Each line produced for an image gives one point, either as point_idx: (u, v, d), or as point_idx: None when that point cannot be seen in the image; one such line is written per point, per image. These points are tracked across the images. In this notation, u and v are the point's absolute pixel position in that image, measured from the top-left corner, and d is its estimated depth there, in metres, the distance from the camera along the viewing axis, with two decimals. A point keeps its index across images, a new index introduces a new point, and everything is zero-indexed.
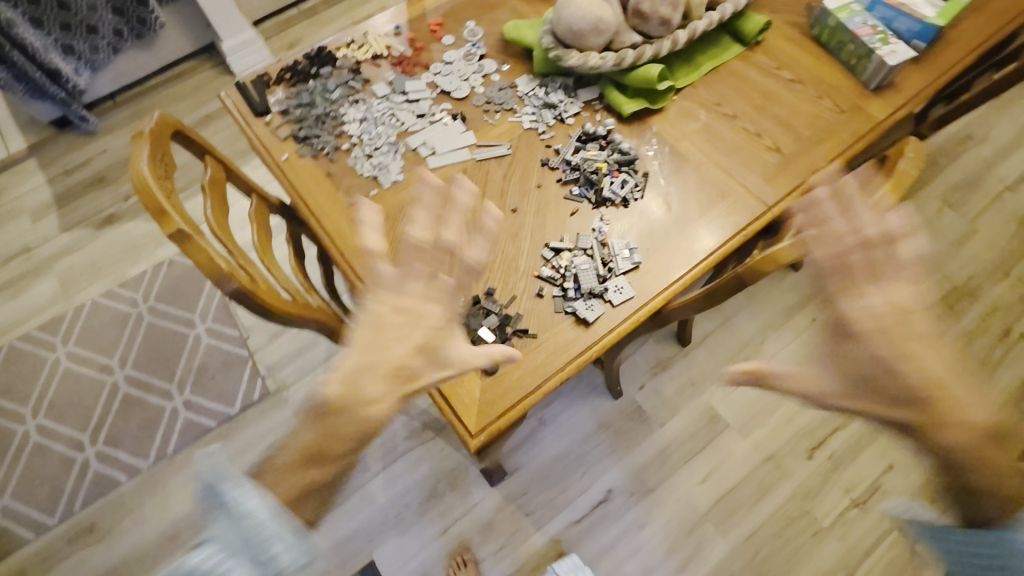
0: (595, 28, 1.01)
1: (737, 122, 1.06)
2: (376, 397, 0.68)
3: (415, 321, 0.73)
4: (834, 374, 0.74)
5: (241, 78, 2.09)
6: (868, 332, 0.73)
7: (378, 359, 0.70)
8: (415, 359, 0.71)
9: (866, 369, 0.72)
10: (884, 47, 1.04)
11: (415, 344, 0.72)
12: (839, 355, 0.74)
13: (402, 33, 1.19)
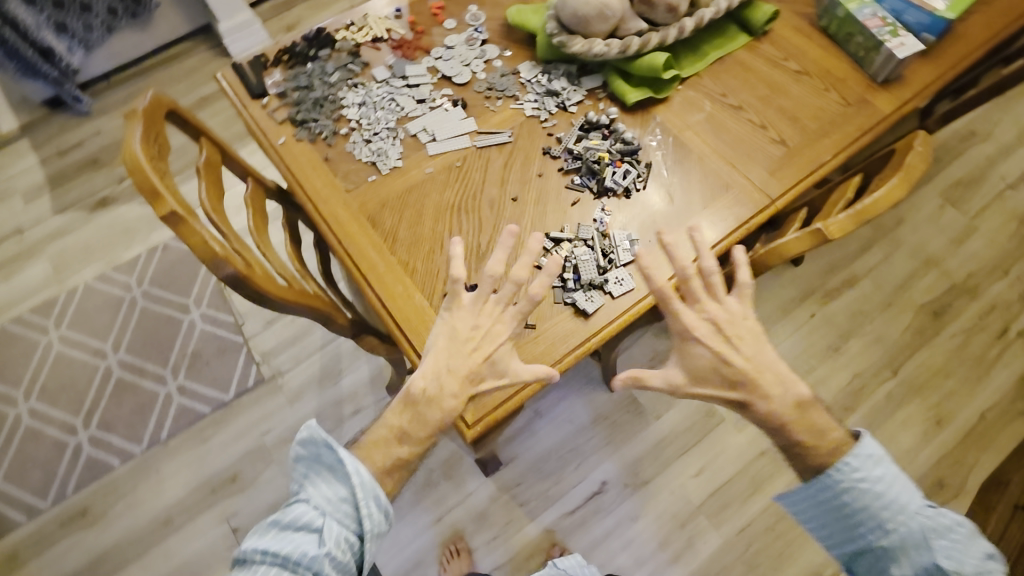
0: (600, 14, 0.99)
1: (742, 114, 1.05)
2: (448, 400, 0.77)
3: (486, 334, 0.80)
4: (696, 375, 0.81)
5: (238, 61, 2.05)
6: (737, 335, 0.81)
7: (451, 369, 0.78)
8: (482, 369, 0.79)
9: (717, 370, 0.80)
10: (894, 39, 1.02)
11: (485, 355, 0.79)
12: (702, 356, 0.81)
13: (402, 16, 1.17)
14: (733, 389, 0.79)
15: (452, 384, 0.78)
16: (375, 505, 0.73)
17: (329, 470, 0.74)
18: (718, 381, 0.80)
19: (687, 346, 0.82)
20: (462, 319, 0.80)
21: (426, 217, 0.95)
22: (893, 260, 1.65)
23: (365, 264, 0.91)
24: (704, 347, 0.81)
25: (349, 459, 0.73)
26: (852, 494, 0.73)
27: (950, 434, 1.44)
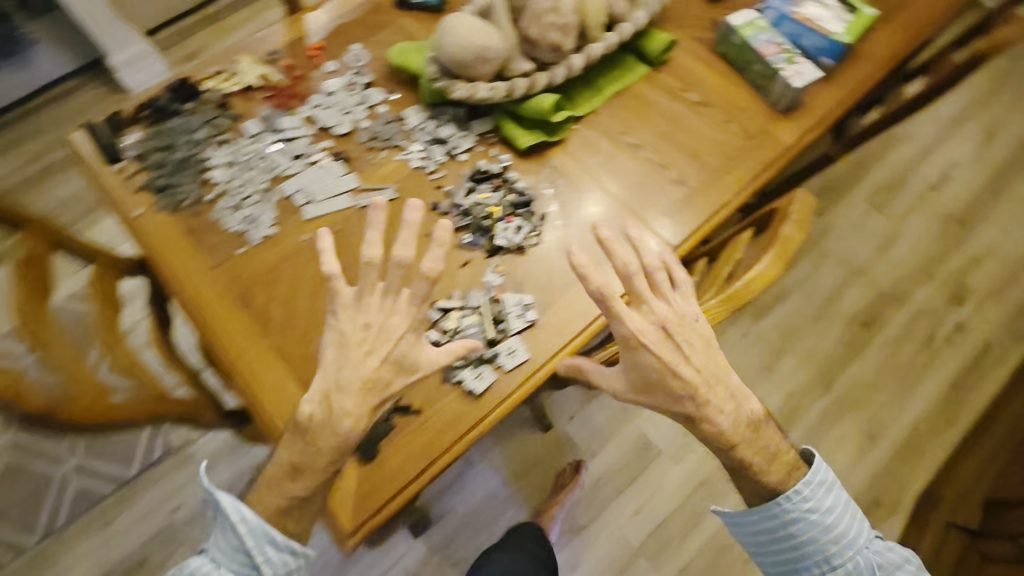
0: (481, 56, 0.91)
1: (642, 152, 1.00)
2: (343, 423, 0.66)
3: (382, 328, 0.68)
4: (643, 384, 0.73)
5: (136, 96, 1.91)
6: (687, 341, 0.72)
7: (347, 379, 0.67)
8: (384, 374, 0.68)
9: (666, 385, 0.71)
10: (789, 68, 0.99)
11: (385, 356, 0.68)
12: (650, 367, 0.71)
13: (279, 59, 1.07)
14: (686, 406, 0.72)
15: (350, 402, 0.67)
16: (272, 549, 0.69)
17: (220, 519, 0.70)
18: (665, 398, 0.72)
19: (631, 357, 0.72)
20: (350, 323, 0.68)
21: (300, 295, 0.86)
22: (821, 272, 1.64)
23: (232, 352, 0.82)
24: (654, 358, 0.71)
25: (230, 506, 0.68)
26: (800, 524, 0.73)
27: (883, 449, 1.44)
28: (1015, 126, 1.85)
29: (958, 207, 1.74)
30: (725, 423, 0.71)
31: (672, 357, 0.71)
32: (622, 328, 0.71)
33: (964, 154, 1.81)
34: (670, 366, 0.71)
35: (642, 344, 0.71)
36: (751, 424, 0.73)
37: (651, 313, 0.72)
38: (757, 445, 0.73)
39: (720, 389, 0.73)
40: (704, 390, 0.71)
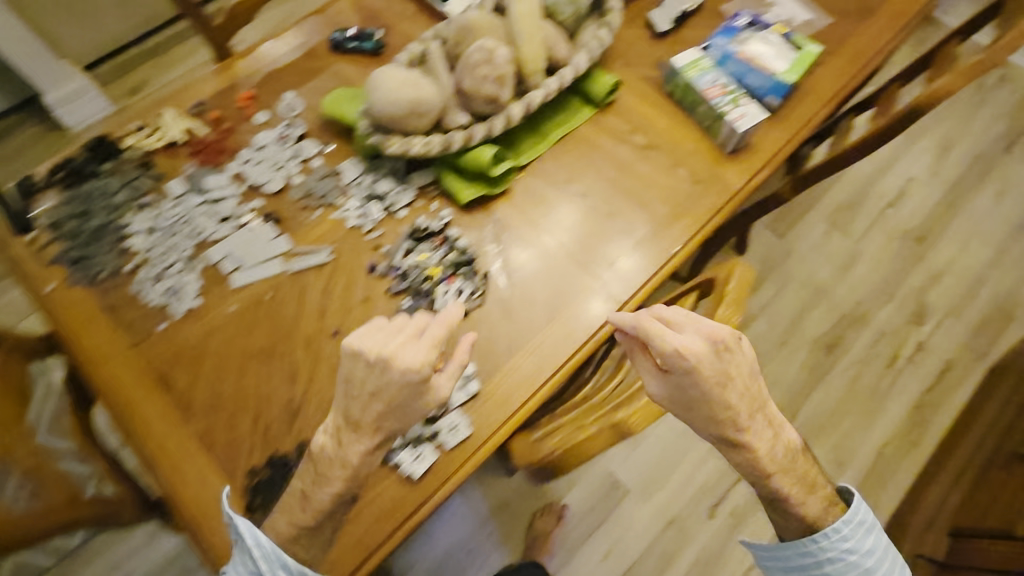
0: (414, 109, 0.86)
1: (588, 201, 0.97)
2: (352, 457, 0.64)
3: (387, 374, 0.62)
4: (683, 402, 0.68)
5: (76, 134, 1.82)
6: (739, 366, 0.67)
7: (357, 419, 0.64)
8: (389, 419, 0.64)
9: (710, 407, 0.67)
10: (735, 110, 0.97)
11: (389, 402, 0.63)
12: (696, 390, 0.66)
13: (205, 110, 1.01)
14: (726, 431, 0.68)
15: (358, 440, 0.64)
16: (287, 575, 0.67)
17: (236, 543, 0.68)
18: (703, 419, 0.68)
19: (674, 378, 0.67)
20: (355, 364, 0.63)
21: (227, 373, 0.81)
22: (784, 295, 1.63)
23: (151, 441, 0.76)
24: (705, 381, 0.65)
25: (246, 531, 0.66)
26: (838, 564, 0.71)
27: (850, 476, 1.43)
28: (968, 138, 1.86)
29: (916, 222, 1.74)
30: (766, 450, 0.68)
31: (720, 383, 0.66)
32: (671, 347, 0.65)
33: (920, 168, 1.81)
34: (719, 390, 0.66)
35: (694, 365, 0.65)
36: (787, 452, 0.71)
37: (700, 335, 0.67)
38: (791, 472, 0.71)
39: (761, 416, 0.69)
40: (746, 419, 0.67)
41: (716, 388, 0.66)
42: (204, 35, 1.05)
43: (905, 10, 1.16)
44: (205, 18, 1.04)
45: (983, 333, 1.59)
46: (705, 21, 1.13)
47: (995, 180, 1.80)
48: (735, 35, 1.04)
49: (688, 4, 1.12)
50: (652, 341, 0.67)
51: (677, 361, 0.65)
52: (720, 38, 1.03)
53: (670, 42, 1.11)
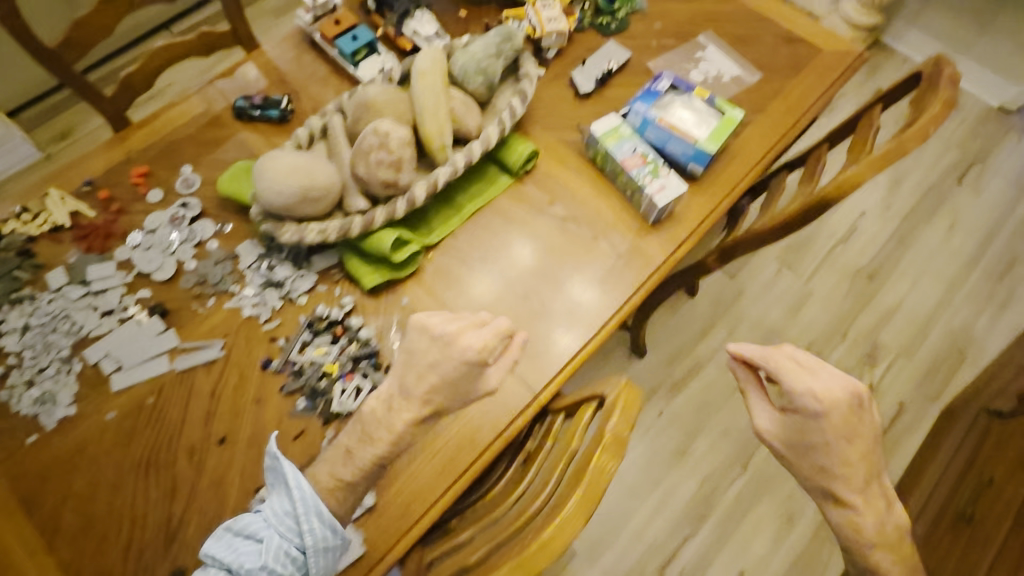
0: (305, 196, 0.81)
1: (504, 280, 0.92)
2: (397, 421, 0.70)
3: (450, 345, 0.71)
4: (796, 443, 0.73)
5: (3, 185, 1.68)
6: (858, 430, 0.70)
7: (413, 389, 0.70)
8: (439, 393, 0.70)
9: (824, 456, 0.71)
10: (653, 181, 0.92)
11: (443, 376, 0.70)
12: (822, 434, 0.70)
13: (94, 190, 0.94)
14: (829, 484, 0.71)
15: (407, 407, 0.70)
16: (318, 524, 0.67)
17: (278, 486, 0.71)
18: (813, 469, 0.72)
19: (794, 417, 0.72)
20: (421, 336, 0.72)
21: (99, 491, 0.75)
22: (733, 339, 1.59)
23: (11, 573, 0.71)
24: (837, 432, 0.70)
25: (292, 473, 0.69)
26: None
27: (802, 530, 1.38)
28: (921, 169, 1.81)
29: (868, 259, 1.71)
30: (872, 525, 0.70)
31: (843, 435, 0.70)
32: (804, 388, 0.71)
33: (872, 202, 1.78)
34: (849, 439, 0.70)
35: (830, 407, 0.70)
36: (895, 528, 0.71)
37: (830, 385, 0.71)
38: (890, 544, 0.70)
39: (877, 487, 0.72)
40: (863, 484, 0.70)
41: (857, 439, 0.70)
42: (95, 107, 0.98)
43: (834, 65, 1.13)
44: (95, 89, 0.97)
45: (935, 375, 1.57)
46: (629, 79, 1.09)
47: (948, 212, 1.76)
48: (656, 99, 1.00)
49: (610, 63, 1.09)
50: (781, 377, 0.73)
51: (819, 402, 0.70)
52: (640, 102, 0.99)
53: (593, 103, 1.07)
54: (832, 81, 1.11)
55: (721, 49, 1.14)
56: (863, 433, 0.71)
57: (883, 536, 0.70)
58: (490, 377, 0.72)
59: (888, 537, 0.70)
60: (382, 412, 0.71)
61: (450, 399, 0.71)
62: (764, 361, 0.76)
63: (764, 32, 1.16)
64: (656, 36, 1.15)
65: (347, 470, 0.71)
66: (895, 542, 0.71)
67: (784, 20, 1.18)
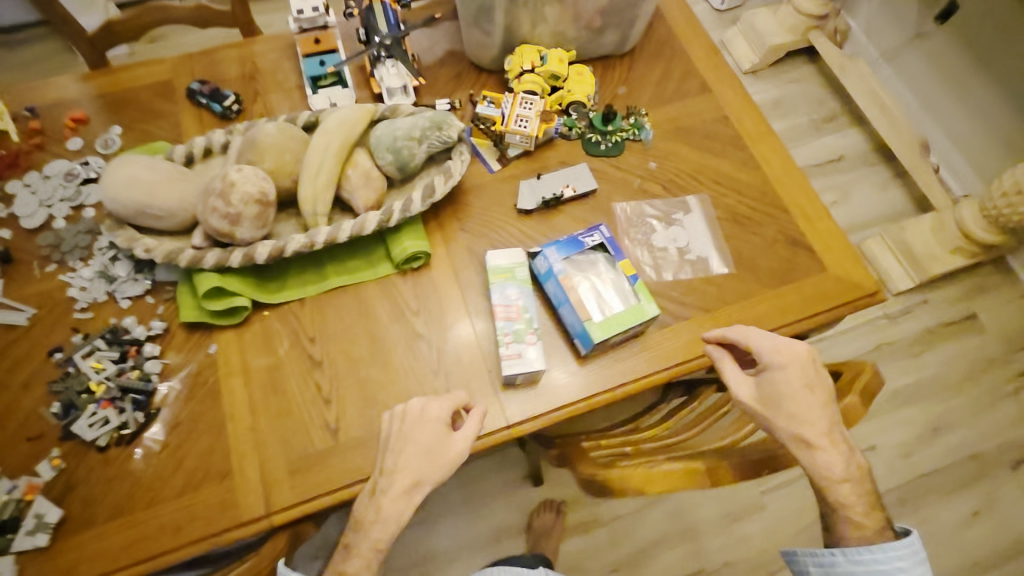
0: (142, 211, 0.77)
1: (317, 373, 0.83)
2: (386, 500, 0.72)
3: (419, 423, 0.75)
4: (773, 399, 0.76)
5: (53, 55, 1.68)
6: (819, 386, 0.76)
7: (396, 468, 0.73)
8: (416, 463, 0.73)
9: (795, 403, 0.74)
10: (512, 344, 0.80)
11: (419, 449, 0.74)
12: (790, 385, 0.75)
13: (30, 117, 0.97)
14: (807, 429, 0.73)
15: (392, 484, 0.73)
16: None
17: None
18: (786, 418, 0.74)
19: (767, 373, 0.77)
20: (395, 421, 0.76)
21: None
22: (646, 515, 1.39)
23: None
24: (804, 382, 0.75)
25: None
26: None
27: None
28: (970, 429, 1.50)
29: None
30: (837, 463, 0.73)
31: (807, 385, 0.75)
32: (767, 343, 0.78)
33: (890, 440, 1.48)
34: (811, 390, 0.75)
35: (790, 361, 0.76)
36: (859, 469, 0.75)
37: (788, 342, 0.78)
38: (855, 476, 0.74)
39: (839, 434, 0.74)
40: (827, 425, 0.74)
41: (821, 387, 0.76)
42: (70, 41, 1.01)
43: (829, 294, 0.91)
44: (78, 27, 1.00)
45: None
46: (582, 213, 0.95)
47: (976, 495, 1.44)
48: (577, 251, 0.85)
49: (565, 188, 0.94)
50: (745, 339, 0.80)
51: (778, 356, 0.77)
52: (556, 248, 0.85)
53: (530, 224, 0.94)
54: (817, 309, 0.90)
55: (707, 221, 0.96)
56: (821, 386, 0.76)
57: (848, 476, 0.74)
58: (455, 445, 0.75)
59: (851, 473, 0.74)
60: (369, 499, 0.74)
61: (434, 478, 0.74)
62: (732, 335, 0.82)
63: (770, 220, 0.96)
64: (643, 177, 0.99)
65: (354, 561, 0.72)
66: (860, 481, 0.75)
67: (805, 217, 0.96)
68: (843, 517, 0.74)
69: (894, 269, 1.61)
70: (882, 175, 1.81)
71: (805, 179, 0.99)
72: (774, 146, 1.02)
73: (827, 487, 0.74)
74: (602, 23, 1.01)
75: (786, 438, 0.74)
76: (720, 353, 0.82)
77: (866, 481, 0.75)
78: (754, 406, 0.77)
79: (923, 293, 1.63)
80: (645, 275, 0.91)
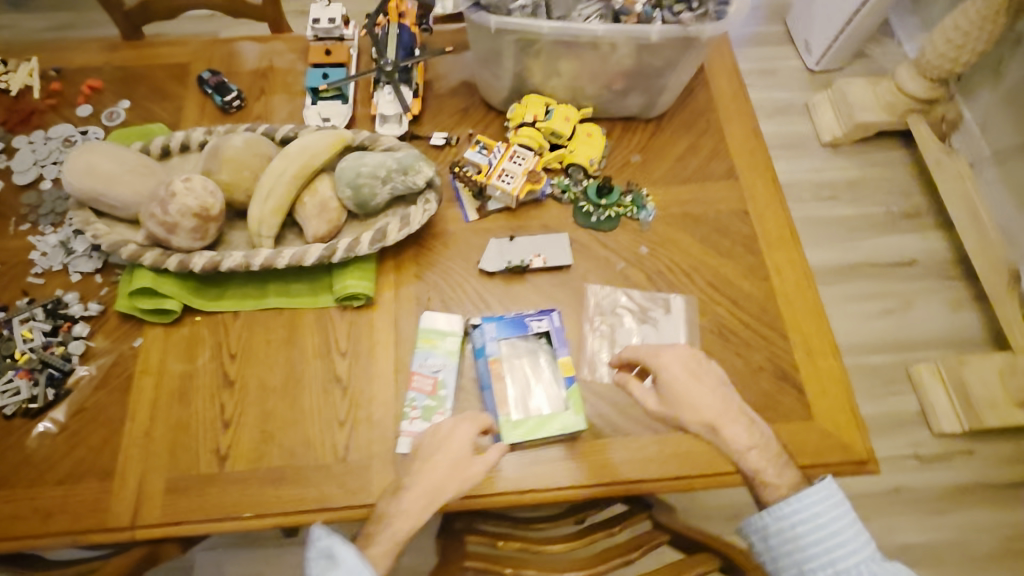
0: (96, 199, 0.77)
1: (224, 395, 0.79)
2: (408, 507, 0.64)
3: (449, 432, 0.68)
4: (672, 398, 0.68)
5: None
6: (708, 373, 0.69)
7: (418, 479, 0.65)
8: (441, 477, 0.65)
9: (691, 397, 0.68)
10: (413, 418, 0.76)
11: (444, 466, 0.66)
12: (679, 379, 0.68)
13: (54, 78, 1.00)
14: (707, 413, 0.67)
15: (412, 491, 0.65)
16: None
17: (325, 562, 0.61)
18: (688, 411, 0.67)
19: (657, 378, 0.70)
20: (426, 436, 0.68)
21: None
22: None
23: None
24: (693, 376, 0.69)
25: (336, 542, 0.61)
26: (811, 531, 0.63)
27: None
28: None
29: None
30: (746, 441, 0.66)
31: (694, 373, 0.69)
32: (646, 347, 0.71)
33: None
34: (700, 378, 0.69)
35: (672, 358, 0.70)
36: (769, 437, 0.68)
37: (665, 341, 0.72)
38: (762, 441, 0.67)
39: (741, 413, 0.68)
40: (725, 404, 0.67)
41: (709, 372, 0.70)
42: (109, 12, 1.03)
43: (809, 448, 0.75)
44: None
45: None
46: (548, 287, 0.86)
47: None
48: (517, 334, 0.77)
49: (534, 257, 0.86)
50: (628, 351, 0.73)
51: (658, 355, 0.70)
52: (496, 325, 0.77)
53: (488, 289, 0.86)
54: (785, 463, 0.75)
55: (687, 330, 0.83)
56: (710, 371, 0.70)
57: (760, 447, 0.66)
58: (478, 466, 0.66)
59: (760, 439, 0.67)
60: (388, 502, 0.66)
61: (453, 490, 0.65)
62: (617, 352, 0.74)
63: (761, 343, 0.81)
64: (629, 261, 0.88)
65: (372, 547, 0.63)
66: (771, 446, 0.67)
67: (806, 350, 0.80)
68: (763, 492, 0.66)
69: (940, 411, 1.40)
70: (957, 294, 1.57)
71: (820, 303, 0.83)
72: (793, 257, 0.87)
73: (736, 462, 0.67)
74: (626, 85, 0.90)
75: (697, 428, 0.67)
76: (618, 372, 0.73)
77: (776, 445, 0.68)
78: (661, 411, 0.69)
79: (972, 441, 1.40)
80: (595, 372, 0.80)
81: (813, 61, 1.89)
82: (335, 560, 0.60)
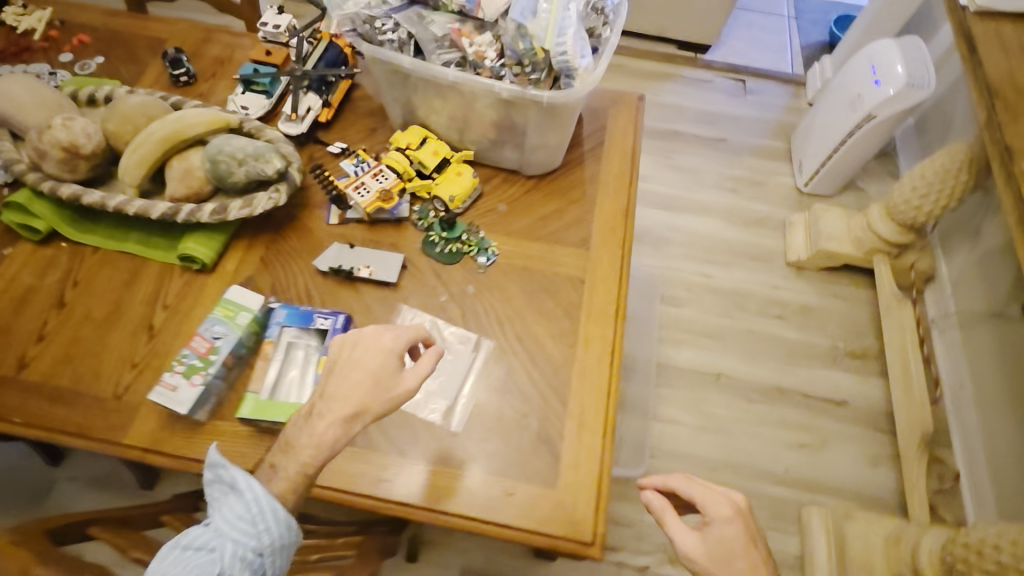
0: (8, 122, 0.90)
1: (53, 312, 0.88)
2: (319, 426, 0.67)
3: (370, 350, 0.72)
4: (721, 554, 0.71)
5: None
6: (752, 537, 0.73)
7: (337, 395, 0.69)
8: (361, 389, 0.69)
9: (743, 561, 0.70)
10: (173, 374, 0.78)
11: (366, 374, 0.70)
12: (737, 541, 0.72)
13: (58, 28, 1.18)
14: None
15: (331, 410, 0.68)
16: (278, 520, 0.63)
17: (228, 491, 0.65)
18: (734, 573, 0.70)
19: (712, 529, 0.73)
20: (344, 347, 0.73)
21: None
22: None
23: None
24: (741, 535, 0.72)
25: (240, 474, 0.65)
26: None
27: None
28: None
29: None
30: None
31: (748, 538, 0.72)
32: (708, 496, 0.75)
33: None
34: (753, 546, 0.72)
35: (733, 514, 0.74)
36: None
37: (722, 492, 0.76)
38: None
39: None
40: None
41: (757, 539, 0.73)
42: None
43: (537, 513, 0.75)
44: None
45: None
46: (369, 298, 0.90)
47: None
48: (301, 326, 0.83)
49: (362, 267, 0.91)
50: (685, 489, 0.76)
51: (721, 509, 0.74)
52: (288, 313, 0.84)
53: (316, 285, 0.91)
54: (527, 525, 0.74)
55: (479, 369, 0.85)
56: (758, 540, 0.74)
57: None
58: (410, 377, 0.71)
59: None
60: (302, 423, 0.68)
61: (380, 406, 0.69)
62: (677, 486, 0.77)
63: (538, 403, 0.83)
64: (452, 296, 0.91)
65: (278, 483, 0.66)
66: None
67: (577, 422, 0.81)
68: None
69: (819, 559, 1.28)
70: (880, 446, 1.46)
71: (611, 384, 0.84)
72: (606, 334, 0.88)
73: None
74: (498, 137, 0.97)
75: None
76: (661, 500, 0.74)
77: None
78: (706, 564, 0.70)
79: None
80: None
81: (803, 181, 1.83)
82: (237, 492, 0.64)
